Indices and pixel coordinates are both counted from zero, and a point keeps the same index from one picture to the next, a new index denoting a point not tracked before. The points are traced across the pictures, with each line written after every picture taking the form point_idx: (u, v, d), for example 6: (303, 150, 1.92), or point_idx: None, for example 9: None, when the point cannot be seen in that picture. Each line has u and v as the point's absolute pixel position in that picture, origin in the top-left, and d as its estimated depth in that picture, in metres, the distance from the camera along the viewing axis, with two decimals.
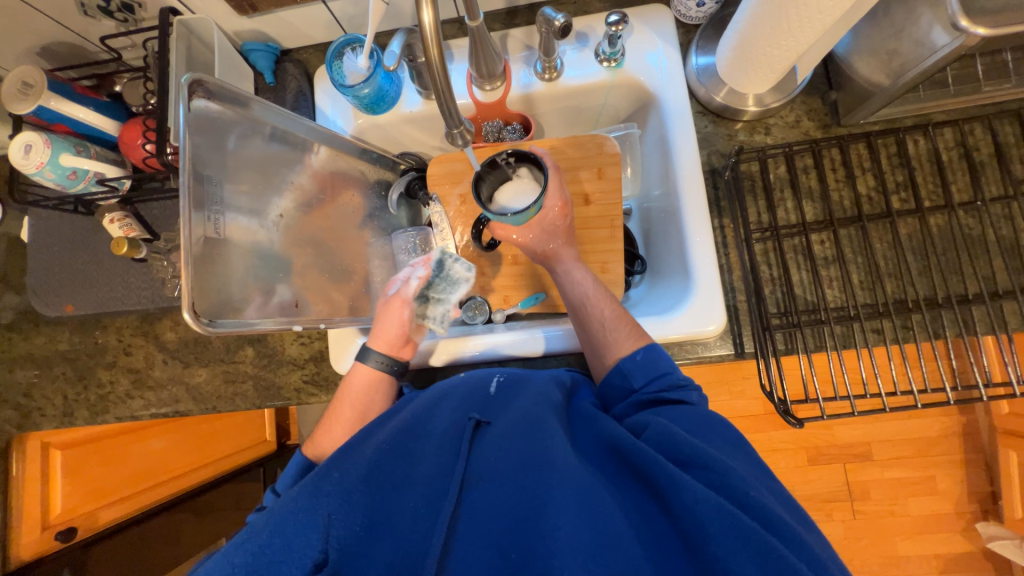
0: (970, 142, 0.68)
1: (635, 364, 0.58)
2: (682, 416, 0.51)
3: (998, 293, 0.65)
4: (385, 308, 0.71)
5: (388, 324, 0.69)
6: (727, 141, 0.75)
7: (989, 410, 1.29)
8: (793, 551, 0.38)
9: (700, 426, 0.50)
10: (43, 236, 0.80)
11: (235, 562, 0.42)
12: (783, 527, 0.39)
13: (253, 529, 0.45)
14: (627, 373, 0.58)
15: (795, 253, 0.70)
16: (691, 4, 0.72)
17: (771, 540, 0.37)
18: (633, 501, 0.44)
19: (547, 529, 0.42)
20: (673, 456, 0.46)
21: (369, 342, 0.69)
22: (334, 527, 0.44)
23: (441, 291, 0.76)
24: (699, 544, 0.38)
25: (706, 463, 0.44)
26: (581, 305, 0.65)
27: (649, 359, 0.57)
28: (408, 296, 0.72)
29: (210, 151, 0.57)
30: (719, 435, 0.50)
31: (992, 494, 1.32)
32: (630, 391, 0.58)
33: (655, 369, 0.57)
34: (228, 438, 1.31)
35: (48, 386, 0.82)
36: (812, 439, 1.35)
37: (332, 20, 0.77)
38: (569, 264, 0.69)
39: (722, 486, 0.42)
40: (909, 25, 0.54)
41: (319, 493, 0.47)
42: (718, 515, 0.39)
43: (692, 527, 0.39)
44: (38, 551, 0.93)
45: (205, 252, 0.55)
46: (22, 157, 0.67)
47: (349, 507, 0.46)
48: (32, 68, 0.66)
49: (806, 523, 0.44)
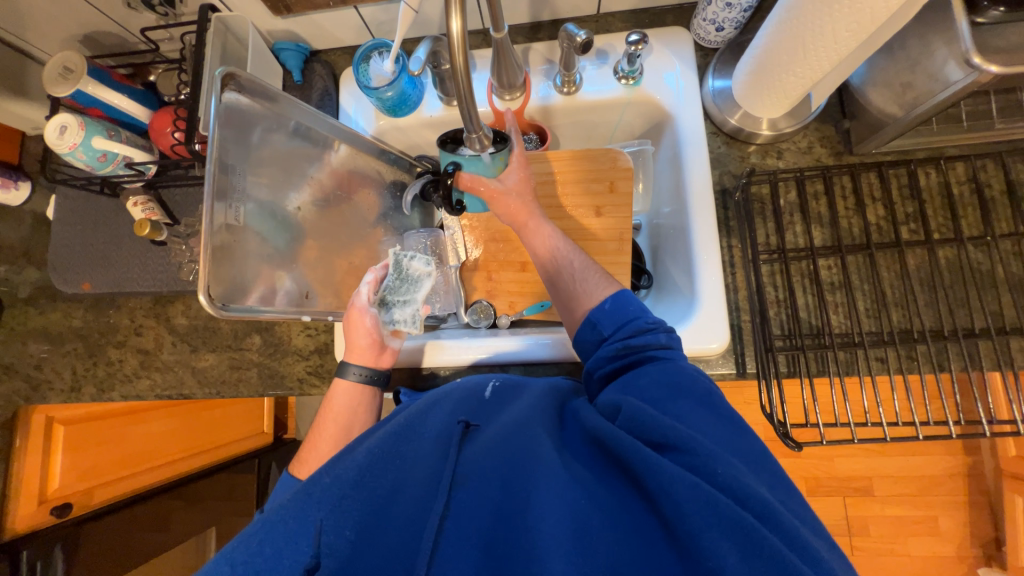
0: (982, 179, 0.68)
1: (604, 313, 0.59)
2: (650, 384, 0.52)
3: (1005, 328, 0.65)
4: (348, 321, 0.71)
5: (356, 338, 0.70)
6: (740, 163, 0.76)
7: (996, 452, 1.26)
8: (767, 526, 0.39)
9: (670, 391, 0.51)
10: (68, 214, 0.82)
11: (233, 564, 0.43)
12: (756, 501, 0.40)
13: (251, 533, 0.46)
14: (595, 323, 0.59)
15: (802, 277, 0.70)
16: (710, 29, 0.73)
17: (747, 518, 0.38)
18: (617, 494, 0.45)
19: (534, 523, 0.42)
20: (648, 438, 0.46)
21: (346, 357, 0.72)
22: (325, 534, 0.44)
23: (404, 293, 0.75)
24: (677, 528, 0.39)
25: (681, 446, 0.44)
26: (554, 260, 0.68)
27: (617, 306, 0.59)
28: (365, 304, 0.71)
29: (236, 144, 0.59)
30: (688, 396, 0.50)
31: (996, 540, 1.29)
32: (601, 339, 0.59)
33: (623, 314, 0.58)
34: (225, 427, 1.32)
35: (59, 361, 0.83)
36: (811, 470, 1.33)
37: (361, 25, 0.80)
38: (540, 221, 0.72)
39: (697, 467, 0.43)
40: (924, 58, 0.55)
41: (310, 501, 0.46)
42: (694, 495, 0.40)
43: (670, 510, 0.40)
44: (32, 524, 0.93)
45: (222, 241, 0.56)
46: (56, 136, 0.69)
47: (341, 512, 0.45)
48: (73, 53, 0.69)
49: (781, 488, 0.45)
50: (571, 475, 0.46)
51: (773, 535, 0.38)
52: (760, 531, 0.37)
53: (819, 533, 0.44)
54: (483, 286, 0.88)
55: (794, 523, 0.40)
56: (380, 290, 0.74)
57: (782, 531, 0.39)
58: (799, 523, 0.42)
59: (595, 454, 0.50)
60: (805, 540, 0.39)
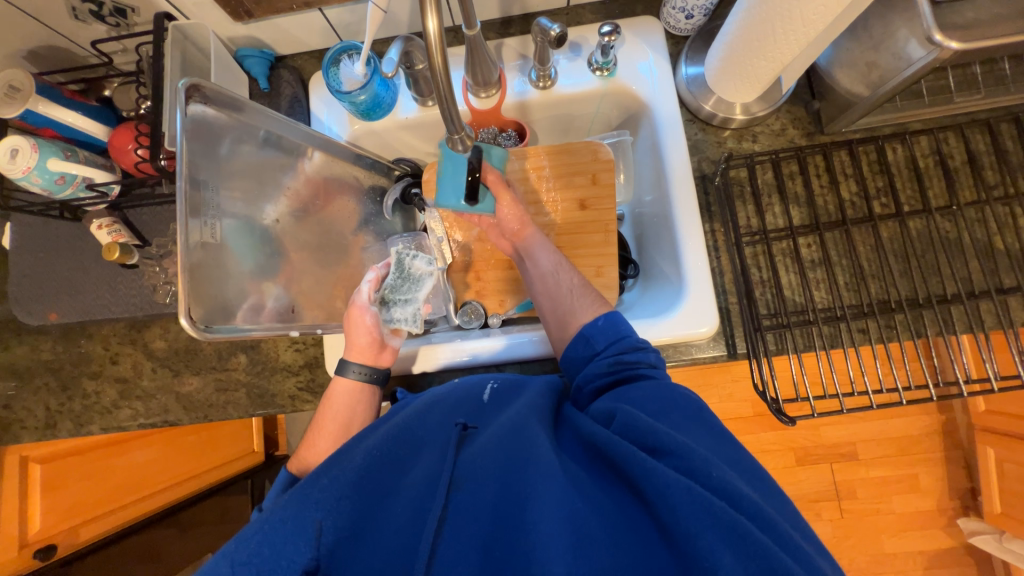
0: (946, 151, 0.71)
1: (597, 329, 0.62)
2: (642, 396, 0.54)
3: (975, 292, 0.67)
4: (347, 319, 0.71)
5: (356, 335, 0.69)
6: (716, 148, 0.77)
7: (967, 408, 1.33)
8: (756, 525, 0.40)
9: (661, 405, 0.53)
10: (25, 243, 0.78)
11: (235, 563, 0.43)
12: (746, 502, 0.41)
13: (244, 531, 0.46)
14: (588, 338, 0.62)
15: (784, 256, 0.72)
16: (680, 16, 0.74)
17: (741, 521, 0.39)
18: (612, 496, 0.46)
19: (529, 524, 0.43)
20: (640, 442, 0.47)
21: (346, 355, 0.70)
22: (324, 534, 0.45)
23: (406, 291, 0.76)
24: (671, 528, 0.40)
25: (672, 449, 0.45)
26: (551, 274, 0.71)
27: (610, 324, 0.62)
28: (365, 302, 0.71)
29: (205, 158, 0.56)
30: (679, 410, 0.52)
31: (972, 490, 1.37)
32: (593, 354, 0.61)
33: (616, 331, 0.61)
34: (218, 448, 1.27)
35: (29, 398, 0.79)
36: (800, 440, 1.38)
37: (328, 27, 0.78)
38: (535, 245, 0.74)
39: (688, 470, 0.44)
40: (887, 38, 0.57)
41: (308, 500, 0.47)
42: (688, 497, 0.40)
43: (665, 512, 0.41)
44: (17, 569, 0.90)
45: (199, 259, 0.54)
46: (8, 160, 0.65)
47: (338, 513, 0.46)
48: (21, 72, 0.66)
49: (773, 496, 0.47)
50: (568, 477, 0.47)
51: (767, 538, 0.39)
52: (752, 534, 0.38)
53: (799, 524, 0.46)
54: (471, 287, 0.88)
55: (784, 525, 0.41)
56: (382, 288, 0.75)
57: (775, 533, 0.40)
58: (793, 529, 0.43)
59: (592, 459, 0.51)
60: (796, 541, 0.40)
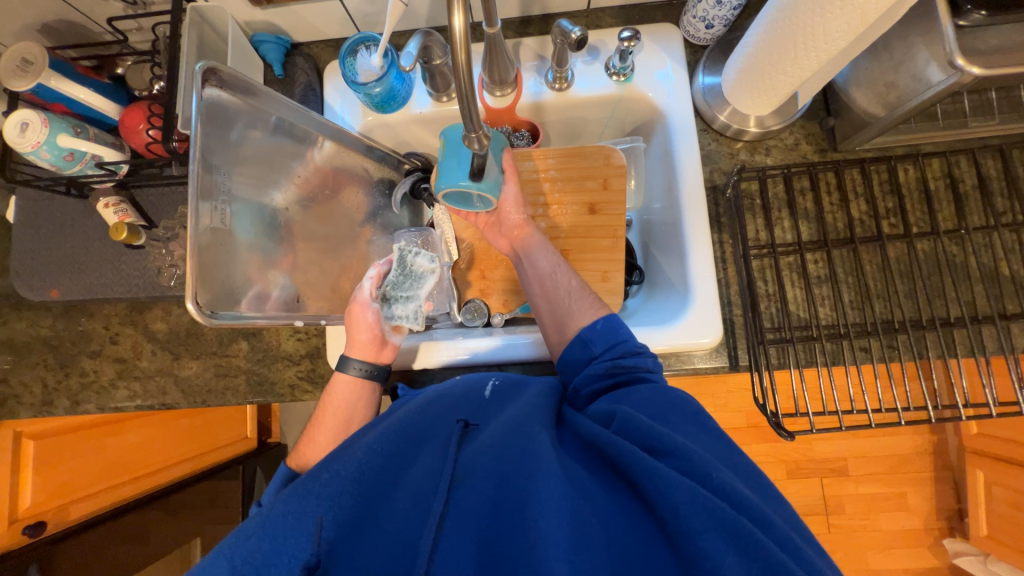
0: (957, 174, 0.72)
1: (596, 332, 0.62)
2: (643, 399, 0.54)
3: (978, 317, 0.68)
4: (348, 316, 0.70)
5: (358, 332, 0.69)
6: (729, 159, 0.77)
7: (959, 430, 1.34)
8: (757, 526, 0.41)
9: (661, 409, 0.53)
10: (29, 217, 0.77)
11: (234, 562, 0.42)
12: (747, 502, 0.41)
13: (242, 528, 0.46)
14: (587, 341, 0.62)
15: (790, 271, 0.72)
16: (700, 26, 0.74)
17: (741, 520, 0.39)
18: (613, 496, 0.46)
19: (531, 521, 0.43)
20: (641, 443, 0.48)
21: (346, 351, 0.70)
22: (324, 529, 0.44)
23: (407, 289, 0.76)
24: (673, 530, 0.40)
25: (673, 450, 0.46)
26: (550, 275, 0.71)
27: (609, 328, 0.62)
28: (366, 299, 0.71)
29: (219, 142, 0.56)
30: (678, 412, 0.53)
31: (958, 511, 1.38)
32: (591, 357, 0.61)
33: (614, 336, 0.61)
34: (208, 435, 1.29)
35: (27, 373, 0.79)
36: (791, 453, 1.39)
37: (346, 17, 0.77)
38: (535, 245, 0.74)
39: (688, 470, 0.44)
40: (906, 60, 0.57)
41: (309, 496, 0.47)
42: (690, 498, 0.41)
43: (667, 512, 0.41)
44: (6, 545, 0.87)
45: (209, 243, 0.54)
46: (18, 134, 0.65)
47: (339, 509, 0.46)
48: (33, 44, 0.65)
49: (772, 498, 0.47)
50: (568, 476, 0.47)
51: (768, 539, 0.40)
52: (754, 534, 0.38)
53: (801, 532, 0.46)
54: (476, 285, 0.88)
55: (784, 527, 0.41)
56: (383, 286, 0.75)
57: (777, 535, 0.40)
58: (794, 534, 0.43)
59: (592, 459, 0.51)
60: (796, 543, 0.40)
